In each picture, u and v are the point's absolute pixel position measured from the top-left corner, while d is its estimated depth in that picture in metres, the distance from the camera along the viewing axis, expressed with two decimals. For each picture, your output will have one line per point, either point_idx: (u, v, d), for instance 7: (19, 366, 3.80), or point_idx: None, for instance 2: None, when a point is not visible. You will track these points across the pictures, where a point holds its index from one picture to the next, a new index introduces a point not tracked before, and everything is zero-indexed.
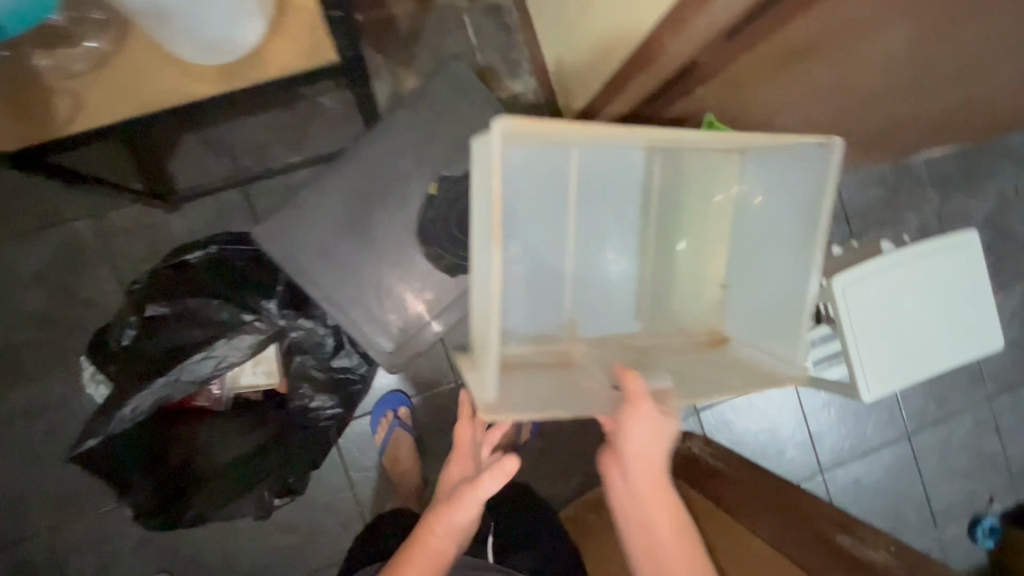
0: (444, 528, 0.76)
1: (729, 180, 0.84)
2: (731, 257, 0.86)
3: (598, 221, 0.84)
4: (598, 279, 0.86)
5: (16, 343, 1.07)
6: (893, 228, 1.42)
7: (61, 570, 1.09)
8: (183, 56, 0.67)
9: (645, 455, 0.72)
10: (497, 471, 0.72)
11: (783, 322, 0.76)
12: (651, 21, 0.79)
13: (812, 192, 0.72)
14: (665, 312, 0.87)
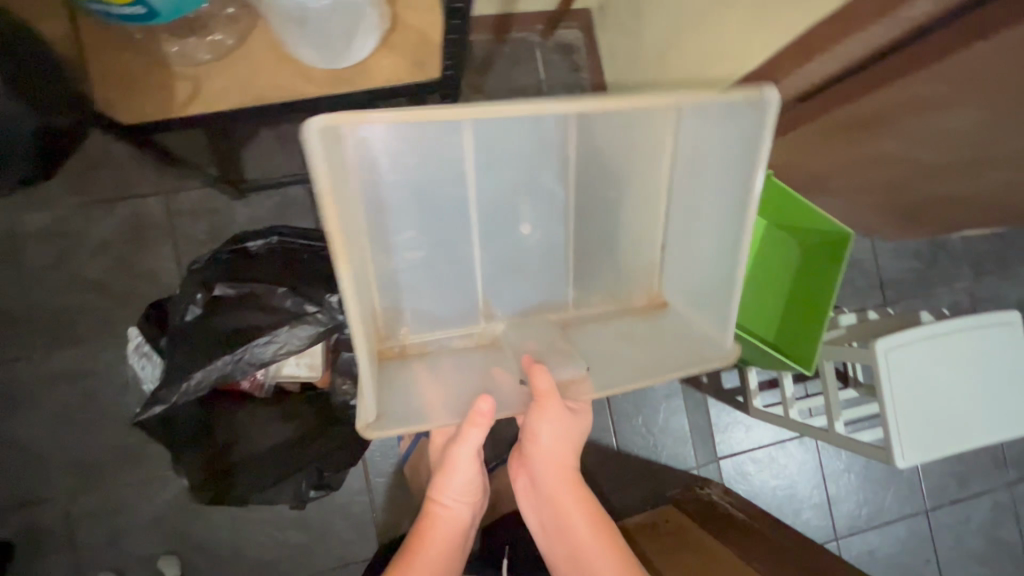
0: (447, 496, 0.84)
1: (653, 135, 0.79)
2: (668, 215, 0.85)
3: (507, 187, 0.78)
4: (513, 245, 0.82)
5: (70, 307, 1.10)
6: (927, 301, 1.43)
7: (72, 537, 1.09)
8: (298, 57, 0.72)
9: (555, 446, 0.80)
10: (475, 416, 0.71)
11: (712, 293, 0.78)
12: (729, 77, 0.83)
13: (741, 157, 0.69)
14: (602, 280, 0.87)
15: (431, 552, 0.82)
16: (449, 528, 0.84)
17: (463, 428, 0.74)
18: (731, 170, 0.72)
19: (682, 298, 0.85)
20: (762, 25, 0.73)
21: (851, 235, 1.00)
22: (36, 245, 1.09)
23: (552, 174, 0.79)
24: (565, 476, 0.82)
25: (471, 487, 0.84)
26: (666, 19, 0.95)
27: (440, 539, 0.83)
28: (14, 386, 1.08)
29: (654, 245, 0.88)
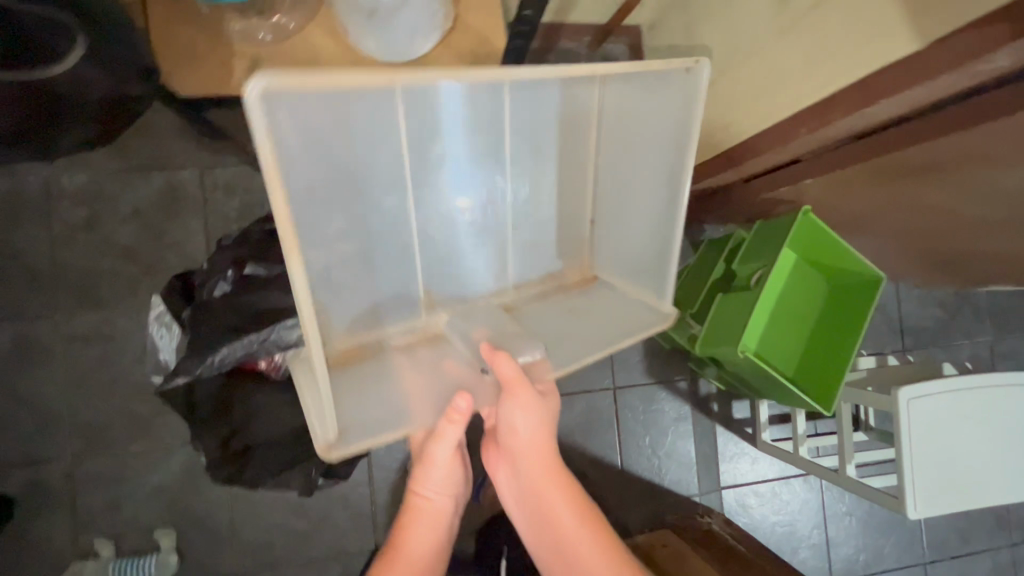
0: (427, 488, 0.79)
1: (569, 109, 0.73)
2: (599, 189, 0.80)
3: (436, 156, 0.69)
4: (442, 228, 0.74)
5: (96, 271, 1.10)
6: (947, 353, 1.42)
7: (73, 499, 1.09)
8: (360, 47, 0.73)
9: (531, 442, 0.71)
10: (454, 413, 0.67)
11: (649, 261, 0.76)
12: (781, 110, 0.83)
13: (676, 137, 0.67)
14: (532, 264, 0.82)
15: (416, 541, 0.78)
16: (436, 518, 0.80)
17: (439, 424, 0.70)
18: (668, 134, 0.68)
19: (615, 270, 0.82)
20: (821, 65, 0.73)
21: (882, 280, 1.00)
22: (69, 206, 1.10)
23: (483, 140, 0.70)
24: (548, 475, 0.72)
25: (454, 476, 0.79)
26: (720, 46, 0.94)
27: (424, 531, 0.78)
28: (33, 343, 1.09)
29: (582, 222, 0.83)
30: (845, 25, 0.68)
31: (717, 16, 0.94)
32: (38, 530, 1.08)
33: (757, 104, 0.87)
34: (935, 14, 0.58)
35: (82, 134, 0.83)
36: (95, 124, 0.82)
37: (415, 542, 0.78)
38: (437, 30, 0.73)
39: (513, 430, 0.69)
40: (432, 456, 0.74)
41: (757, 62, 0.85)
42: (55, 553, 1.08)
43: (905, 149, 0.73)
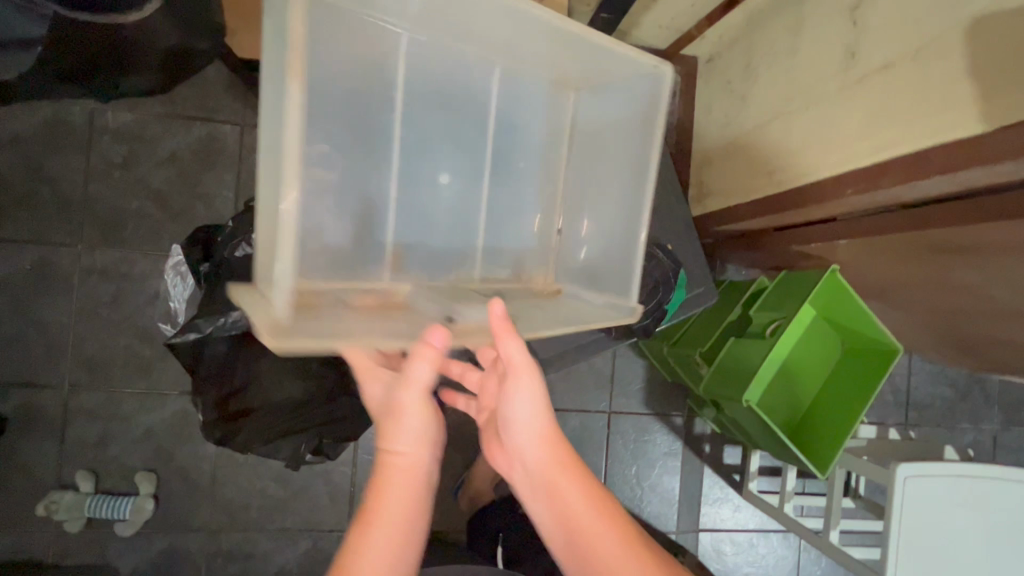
0: (399, 445, 0.62)
1: (551, 115, 0.77)
2: (568, 197, 0.79)
3: (425, 124, 0.70)
4: (422, 198, 0.71)
5: (124, 208, 1.12)
6: (950, 435, 1.39)
7: (64, 427, 1.10)
8: None
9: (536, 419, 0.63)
10: (426, 348, 0.57)
11: (612, 255, 0.75)
12: (819, 171, 0.83)
13: (642, 128, 0.70)
14: (505, 253, 0.76)
15: (394, 502, 0.61)
16: (416, 480, 0.63)
17: (408, 361, 0.59)
18: (636, 128, 0.71)
19: (582, 279, 0.78)
20: (880, 129, 0.72)
21: (899, 352, 0.98)
22: (109, 141, 1.11)
23: (468, 125, 0.72)
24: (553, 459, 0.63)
25: (430, 428, 0.64)
26: (779, 91, 0.94)
27: (404, 495, 0.61)
28: (52, 270, 1.10)
29: (550, 226, 0.79)
30: (915, 94, 0.67)
31: (781, 62, 0.94)
32: (25, 453, 1.09)
33: (803, 155, 0.87)
34: (1003, 100, 0.57)
35: (139, 79, 0.85)
36: (154, 73, 0.85)
37: (393, 503, 0.61)
38: None
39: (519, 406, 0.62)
40: (403, 406, 0.61)
41: (816, 113, 0.84)
42: (38, 478, 1.09)
43: (939, 230, 0.73)
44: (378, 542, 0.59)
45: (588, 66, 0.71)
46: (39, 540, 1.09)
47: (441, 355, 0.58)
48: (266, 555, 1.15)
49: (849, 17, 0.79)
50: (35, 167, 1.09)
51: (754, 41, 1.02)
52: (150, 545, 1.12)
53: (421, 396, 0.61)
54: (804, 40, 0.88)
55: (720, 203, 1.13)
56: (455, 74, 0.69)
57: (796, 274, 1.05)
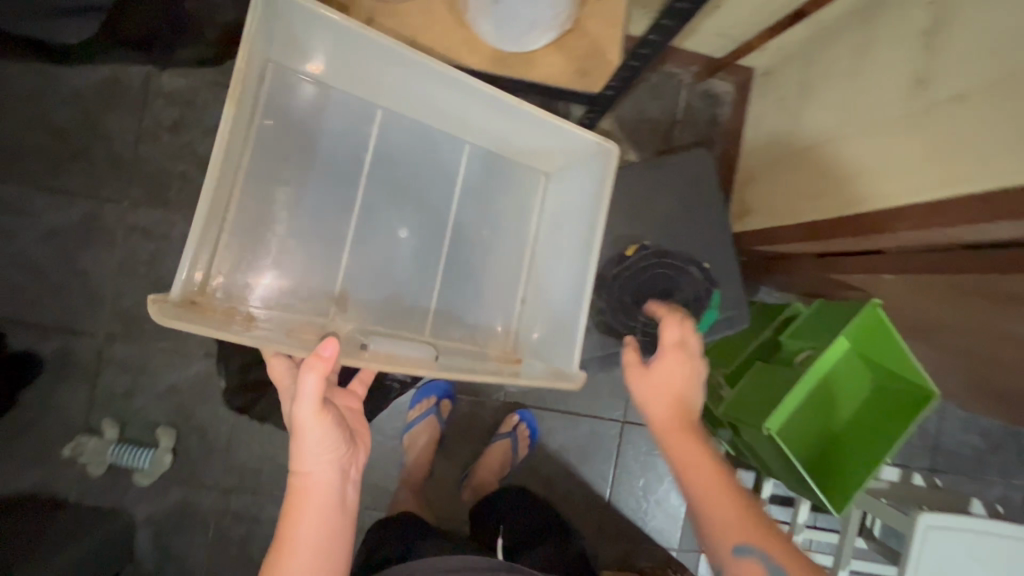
0: (303, 465, 0.63)
1: (530, 198, 0.93)
2: (531, 275, 0.92)
3: (386, 180, 0.86)
4: (383, 249, 0.86)
5: (171, 171, 1.15)
6: (979, 488, 1.32)
7: (95, 375, 1.14)
8: (477, 33, 0.74)
9: (673, 396, 0.73)
10: (316, 360, 0.59)
11: (563, 327, 0.83)
12: (869, 200, 0.80)
13: (591, 209, 0.81)
14: (464, 318, 0.89)
15: (308, 525, 0.62)
16: (334, 493, 0.64)
17: (299, 375, 0.60)
18: (581, 213, 0.84)
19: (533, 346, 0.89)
20: (942, 164, 0.69)
21: (935, 397, 0.93)
22: (162, 105, 1.14)
23: (437, 190, 0.88)
24: (687, 434, 0.69)
25: (334, 449, 0.63)
26: (836, 113, 0.90)
27: (325, 510, 0.63)
28: (98, 223, 1.14)
29: (515, 299, 0.92)
30: (985, 133, 0.63)
31: (841, 82, 0.90)
32: (59, 395, 1.14)
33: (855, 183, 0.83)
34: None
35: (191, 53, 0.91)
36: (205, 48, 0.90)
37: (308, 525, 0.62)
38: (555, 29, 0.72)
39: (662, 384, 0.73)
40: (298, 422, 0.61)
41: (873, 141, 0.81)
42: (68, 420, 1.14)
43: (994, 275, 0.70)
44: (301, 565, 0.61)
45: (547, 148, 0.87)
46: (63, 480, 1.14)
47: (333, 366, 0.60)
48: (271, 520, 1.18)
49: (920, 41, 0.75)
50: (92, 124, 1.13)
51: (814, 58, 0.97)
52: (164, 497, 1.16)
53: (313, 409, 0.60)
54: (868, 61, 0.84)
55: (760, 222, 1.10)
56: (428, 151, 0.88)
57: (832, 303, 1.02)
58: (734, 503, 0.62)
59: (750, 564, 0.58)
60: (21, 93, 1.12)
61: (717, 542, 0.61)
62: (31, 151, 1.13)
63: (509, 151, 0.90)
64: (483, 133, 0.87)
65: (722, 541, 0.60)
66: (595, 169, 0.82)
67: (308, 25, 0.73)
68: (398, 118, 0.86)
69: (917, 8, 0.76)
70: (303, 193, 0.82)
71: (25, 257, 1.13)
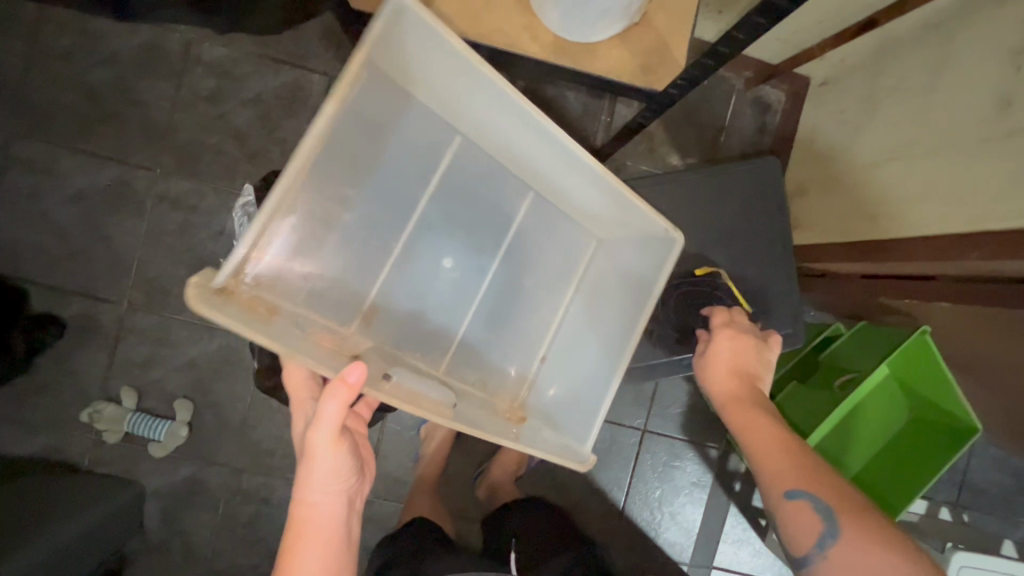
0: (310, 491, 0.63)
1: (576, 259, 0.90)
2: (560, 335, 0.89)
3: (442, 208, 0.84)
4: (425, 276, 0.84)
5: (204, 142, 1.13)
6: (1005, 527, 1.28)
7: (115, 343, 1.13)
8: (542, 23, 0.71)
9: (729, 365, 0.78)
10: (339, 385, 0.57)
11: (589, 395, 0.81)
12: (933, 227, 0.77)
13: (643, 293, 0.79)
14: (485, 360, 0.86)
15: (312, 554, 0.63)
16: (337, 519, 0.65)
17: (321, 401, 0.58)
18: (632, 291, 0.82)
19: (544, 410, 0.85)
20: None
21: (978, 431, 0.89)
22: (200, 74, 1.12)
23: (488, 233, 0.86)
24: (744, 399, 0.75)
25: (343, 473, 0.63)
26: (904, 131, 0.85)
27: (324, 541, 0.64)
28: (128, 190, 1.12)
29: (536, 353, 0.88)
30: None
31: (912, 99, 0.85)
32: (77, 359, 1.13)
33: (922, 206, 0.79)
34: None
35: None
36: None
37: (313, 553, 0.63)
38: (625, 20, 0.68)
39: (718, 356, 0.79)
40: (311, 448, 0.60)
41: (943, 173, 0.77)
42: (85, 386, 1.13)
43: None
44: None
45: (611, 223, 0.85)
46: (77, 445, 1.13)
47: (355, 396, 0.58)
48: (281, 502, 1.17)
49: (1012, 62, 0.71)
50: (128, 88, 1.11)
51: (882, 71, 0.93)
52: (176, 470, 1.15)
53: (330, 436, 0.59)
54: (946, 80, 0.80)
55: (808, 237, 1.07)
56: (492, 189, 0.86)
57: (876, 327, 0.98)
58: (786, 460, 0.67)
59: (801, 507, 0.64)
60: (59, 51, 1.10)
61: (771, 491, 0.67)
62: (65, 111, 1.11)
63: (567, 209, 0.88)
64: (550, 186, 0.84)
65: (773, 489, 0.66)
66: (656, 257, 0.79)
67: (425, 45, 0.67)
68: (473, 148, 0.84)
69: (1008, 26, 0.72)
70: (359, 203, 0.77)
71: (53, 219, 1.12)
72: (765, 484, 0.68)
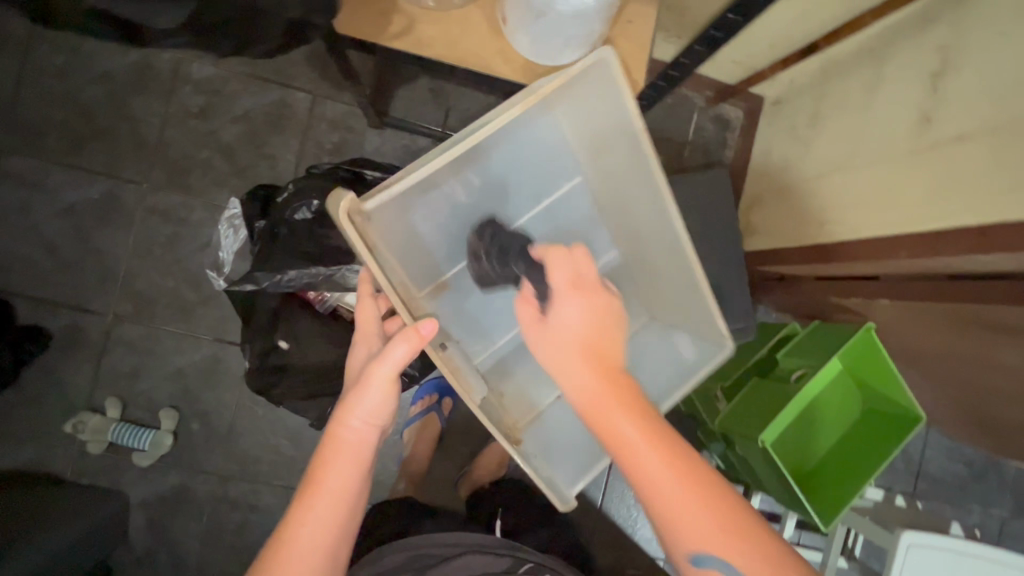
0: (356, 420, 0.65)
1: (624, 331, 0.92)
2: None
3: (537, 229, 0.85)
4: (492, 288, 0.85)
5: (193, 157, 1.17)
6: (959, 515, 1.36)
7: (102, 354, 1.15)
8: (513, 46, 0.78)
9: (586, 354, 0.58)
10: (413, 334, 0.62)
11: (593, 442, 0.83)
12: (871, 228, 0.85)
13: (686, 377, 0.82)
14: (515, 377, 0.88)
15: (336, 480, 0.64)
16: (363, 452, 0.65)
17: (390, 341, 0.63)
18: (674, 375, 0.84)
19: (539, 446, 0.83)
20: (946, 196, 0.73)
21: (921, 421, 0.96)
22: (189, 92, 1.16)
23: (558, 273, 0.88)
24: (615, 400, 0.56)
25: (388, 410, 0.66)
26: (845, 145, 0.94)
27: (348, 465, 0.65)
28: (118, 204, 1.16)
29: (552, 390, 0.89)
30: (990, 170, 0.67)
31: (852, 116, 0.94)
32: (64, 371, 1.14)
33: (862, 212, 0.87)
34: None
35: (260, 50, 0.64)
36: (275, 39, 0.62)
37: (336, 473, 0.64)
38: (588, 45, 0.75)
39: (563, 343, 0.59)
40: (369, 379, 0.64)
41: (881, 178, 0.84)
42: (72, 396, 1.14)
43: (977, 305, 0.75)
44: (323, 507, 0.63)
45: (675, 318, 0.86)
46: (63, 456, 1.14)
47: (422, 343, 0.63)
48: (267, 509, 1.18)
49: (931, 83, 0.79)
50: (119, 106, 1.15)
51: (826, 91, 1.02)
52: (163, 479, 1.16)
53: (391, 374, 0.63)
54: (879, 98, 0.89)
55: (766, 244, 1.15)
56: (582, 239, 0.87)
57: (827, 326, 1.06)
58: (692, 500, 0.52)
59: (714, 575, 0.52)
60: (50, 70, 1.14)
61: (676, 546, 0.53)
62: (54, 129, 1.14)
63: (639, 285, 0.88)
64: (635, 258, 0.86)
65: (681, 549, 0.53)
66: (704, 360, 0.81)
67: (601, 99, 0.69)
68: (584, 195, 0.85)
69: (927, 51, 0.81)
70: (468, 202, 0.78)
71: (43, 233, 1.14)
72: (670, 536, 0.53)
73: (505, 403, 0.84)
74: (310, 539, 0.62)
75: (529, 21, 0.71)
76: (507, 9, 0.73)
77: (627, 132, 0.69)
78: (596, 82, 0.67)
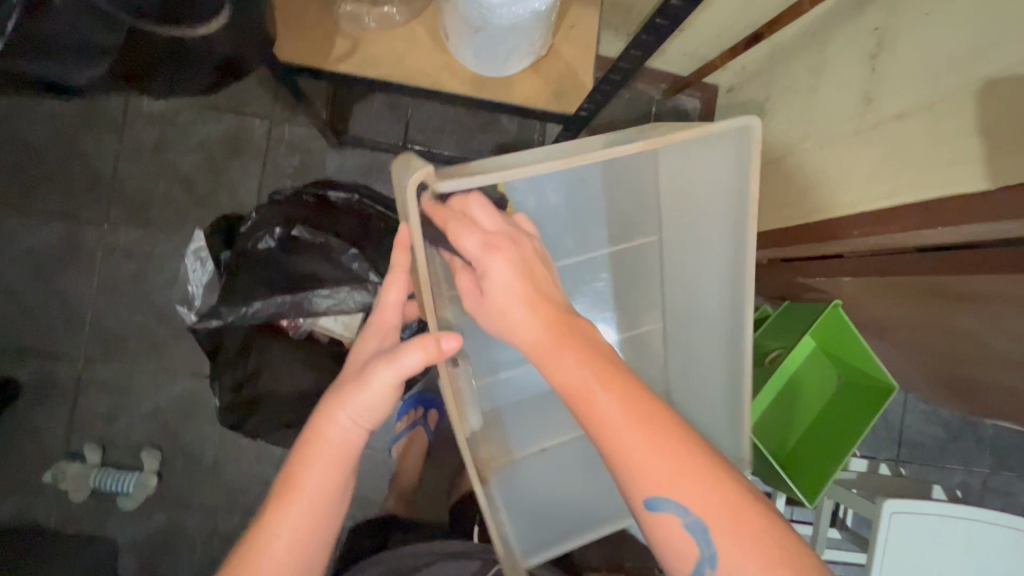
0: (343, 417, 0.59)
1: None
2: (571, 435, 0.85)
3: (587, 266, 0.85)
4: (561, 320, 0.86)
5: (151, 192, 1.15)
6: (937, 477, 1.40)
7: (75, 398, 1.13)
8: (457, 59, 0.78)
9: (534, 309, 0.57)
10: (432, 346, 0.57)
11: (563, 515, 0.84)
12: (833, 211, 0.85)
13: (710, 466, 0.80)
14: (502, 417, 0.83)
15: (314, 477, 0.59)
16: (347, 455, 0.60)
17: (402, 344, 0.58)
18: None
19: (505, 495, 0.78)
20: (892, 171, 0.74)
21: (895, 390, 0.97)
22: (142, 125, 1.15)
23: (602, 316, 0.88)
24: (569, 348, 0.55)
25: (383, 411, 0.60)
26: (797, 128, 0.96)
27: (331, 467, 0.60)
28: (78, 245, 1.14)
29: (537, 443, 0.84)
30: (929, 146, 0.69)
31: (801, 100, 0.96)
32: (37, 418, 1.12)
33: (819, 193, 0.89)
34: (1007, 160, 0.59)
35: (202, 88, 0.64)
36: (206, 75, 0.61)
37: (316, 477, 0.59)
38: (532, 54, 0.76)
39: (495, 307, 0.58)
40: (370, 378, 0.58)
41: (831, 157, 0.86)
42: (47, 445, 1.13)
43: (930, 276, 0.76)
44: (301, 515, 0.58)
45: (699, 407, 0.83)
46: (45, 505, 1.12)
47: (438, 353, 0.58)
48: None
49: (869, 64, 0.82)
50: (70, 146, 1.13)
51: (775, 76, 1.04)
52: (149, 519, 1.15)
53: (395, 379, 0.58)
54: (823, 81, 0.91)
55: None
56: (622, 290, 0.87)
57: (795, 306, 1.08)
58: (643, 434, 0.51)
59: (669, 521, 0.50)
60: None
61: (633, 493, 0.52)
62: (6, 174, 1.12)
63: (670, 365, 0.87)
64: (679, 335, 0.84)
65: (637, 493, 0.51)
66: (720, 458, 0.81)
67: (715, 168, 0.66)
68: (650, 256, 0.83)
69: (864, 33, 0.83)
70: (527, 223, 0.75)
71: (4, 282, 1.12)
72: (626, 480, 0.52)
73: (486, 438, 0.80)
74: (285, 545, 0.58)
75: (468, 34, 0.72)
76: (447, 25, 0.74)
77: (728, 202, 0.67)
78: (717, 151, 0.65)
